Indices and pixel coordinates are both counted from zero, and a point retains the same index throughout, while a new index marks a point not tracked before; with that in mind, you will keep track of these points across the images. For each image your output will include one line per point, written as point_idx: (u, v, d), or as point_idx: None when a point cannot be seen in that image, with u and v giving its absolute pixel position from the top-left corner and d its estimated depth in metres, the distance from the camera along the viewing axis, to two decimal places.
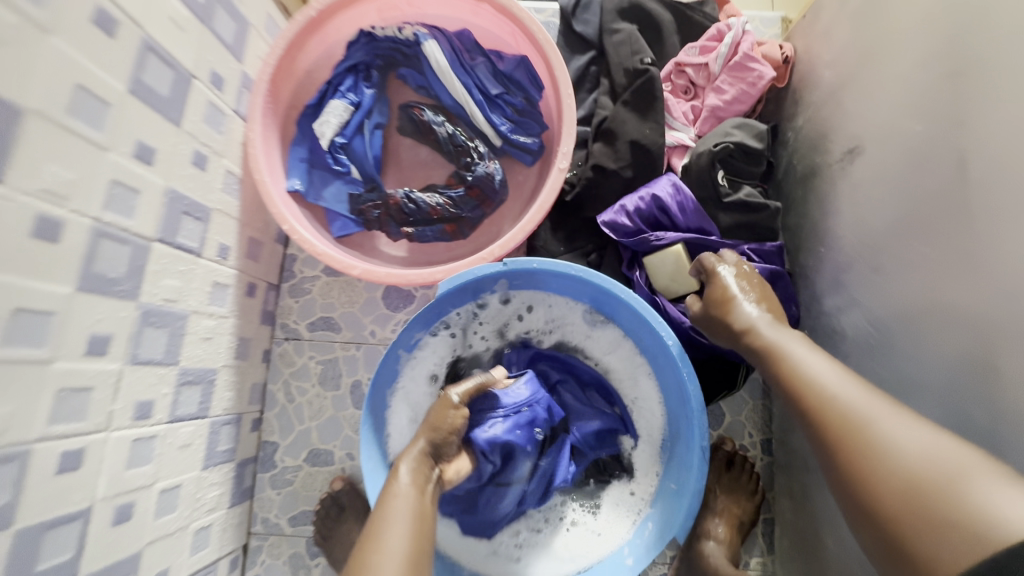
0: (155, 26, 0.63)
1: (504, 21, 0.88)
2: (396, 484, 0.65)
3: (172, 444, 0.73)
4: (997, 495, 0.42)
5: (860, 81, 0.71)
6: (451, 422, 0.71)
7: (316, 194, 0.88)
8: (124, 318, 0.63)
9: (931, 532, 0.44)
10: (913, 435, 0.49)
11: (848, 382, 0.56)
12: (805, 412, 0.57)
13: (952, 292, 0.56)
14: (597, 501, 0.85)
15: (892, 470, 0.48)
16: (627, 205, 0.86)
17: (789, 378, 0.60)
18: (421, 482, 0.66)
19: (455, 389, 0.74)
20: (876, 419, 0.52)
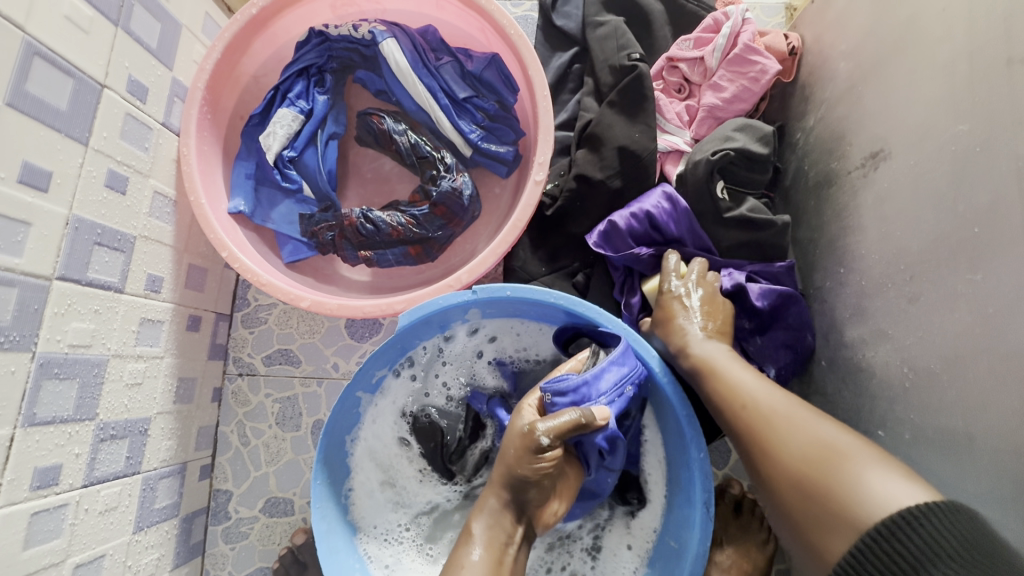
0: (41, 28, 0.54)
1: (471, 15, 0.78)
2: (466, 555, 0.58)
3: (91, 511, 0.63)
4: (870, 477, 0.45)
5: (886, 73, 0.60)
6: (539, 468, 0.60)
7: (264, 215, 0.79)
8: (11, 374, 0.53)
9: (824, 516, 0.46)
10: (815, 426, 0.51)
11: (761, 386, 0.58)
12: (725, 417, 0.59)
13: (1010, 330, 0.45)
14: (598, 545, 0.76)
15: (799, 469, 0.49)
16: (618, 221, 0.75)
17: (713, 385, 0.61)
18: (496, 548, 0.59)
19: (543, 426, 0.59)
20: (777, 417, 0.54)
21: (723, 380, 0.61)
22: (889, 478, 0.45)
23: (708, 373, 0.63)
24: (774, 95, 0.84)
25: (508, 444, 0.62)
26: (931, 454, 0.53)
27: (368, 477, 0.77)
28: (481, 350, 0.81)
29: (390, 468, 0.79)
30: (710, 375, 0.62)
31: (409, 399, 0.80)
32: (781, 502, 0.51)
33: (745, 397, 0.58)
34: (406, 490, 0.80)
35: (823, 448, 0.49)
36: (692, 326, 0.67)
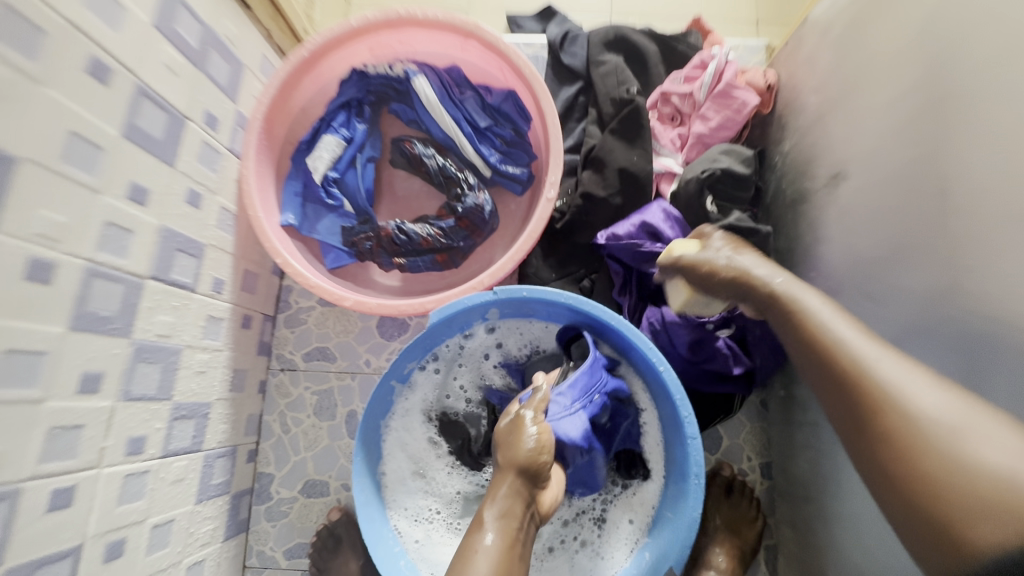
0: (148, 72, 0.65)
1: (491, 56, 0.90)
2: (480, 537, 0.61)
3: (165, 479, 0.73)
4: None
5: (843, 107, 0.72)
6: (536, 443, 0.67)
7: (310, 227, 0.90)
8: (115, 355, 0.64)
9: (975, 503, 0.41)
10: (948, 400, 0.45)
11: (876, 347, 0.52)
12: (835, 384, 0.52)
13: (944, 313, 0.55)
14: (604, 515, 0.85)
15: (923, 438, 0.45)
16: (619, 231, 0.86)
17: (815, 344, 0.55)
18: (511, 529, 0.62)
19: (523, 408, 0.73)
20: (906, 388, 0.47)
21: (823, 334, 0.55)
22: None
23: (801, 325, 0.58)
24: (755, 124, 0.95)
25: (504, 439, 0.69)
26: None
27: (399, 465, 0.86)
28: (490, 351, 0.91)
29: (419, 459, 0.88)
30: (805, 330, 0.57)
31: (433, 395, 0.90)
32: (885, 469, 0.47)
33: (852, 355, 0.52)
34: (435, 480, 0.88)
35: (944, 417, 0.45)
36: (756, 266, 0.65)
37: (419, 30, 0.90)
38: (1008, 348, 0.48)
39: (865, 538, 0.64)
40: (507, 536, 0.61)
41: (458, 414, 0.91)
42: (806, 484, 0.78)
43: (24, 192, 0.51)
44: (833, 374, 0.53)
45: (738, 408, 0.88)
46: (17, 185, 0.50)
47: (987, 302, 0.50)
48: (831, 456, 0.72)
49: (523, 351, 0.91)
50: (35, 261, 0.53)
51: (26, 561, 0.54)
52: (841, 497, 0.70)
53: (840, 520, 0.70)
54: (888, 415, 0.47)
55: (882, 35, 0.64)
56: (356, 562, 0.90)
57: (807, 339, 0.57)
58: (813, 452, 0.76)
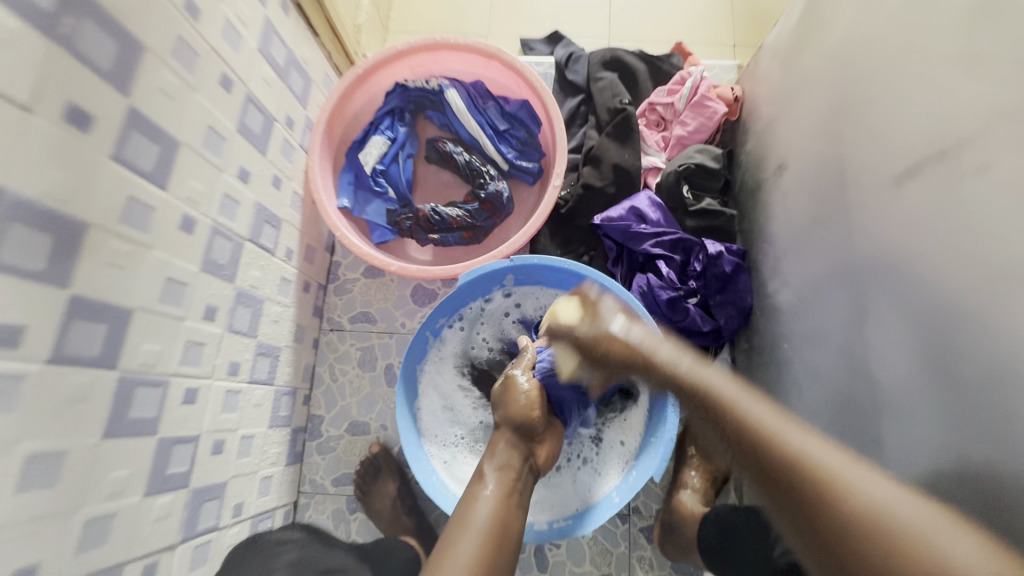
0: (254, 83, 0.86)
1: (510, 73, 1.12)
2: (481, 487, 0.77)
3: (250, 401, 0.93)
4: (951, 541, 0.41)
5: (786, 112, 0.91)
6: (525, 400, 0.87)
7: (361, 209, 1.11)
8: (226, 295, 0.83)
9: None
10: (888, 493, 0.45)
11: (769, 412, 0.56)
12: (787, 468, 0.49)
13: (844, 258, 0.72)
14: (601, 436, 1.04)
15: (872, 521, 0.43)
16: (612, 215, 1.05)
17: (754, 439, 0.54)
18: (506, 481, 0.78)
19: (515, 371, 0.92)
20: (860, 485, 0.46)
21: (767, 430, 0.53)
22: (962, 539, 0.41)
23: (745, 424, 0.55)
24: (726, 129, 1.15)
25: (502, 400, 0.89)
26: (809, 353, 0.81)
27: (431, 401, 1.06)
28: (509, 311, 1.11)
29: (448, 397, 1.08)
30: (764, 437, 0.53)
31: (460, 346, 1.10)
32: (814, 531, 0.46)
33: (772, 430, 0.53)
34: (461, 412, 1.08)
35: (889, 502, 0.44)
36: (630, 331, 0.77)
37: (451, 52, 1.11)
38: (882, 265, 0.65)
39: None
40: (502, 481, 0.78)
41: (480, 361, 1.10)
42: None
43: (182, 168, 0.71)
44: (783, 462, 0.50)
45: (712, 360, 1.06)
46: (180, 162, 0.71)
47: (867, 243, 0.67)
48: (780, 388, 0.90)
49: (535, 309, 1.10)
50: (186, 216, 0.73)
51: (170, 437, 0.73)
52: None
53: None
54: (840, 496, 0.45)
55: (811, 58, 0.84)
56: (393, 484, 1.08)
57: (770, 442, 0.52)
58: (767, 388, 0.94)
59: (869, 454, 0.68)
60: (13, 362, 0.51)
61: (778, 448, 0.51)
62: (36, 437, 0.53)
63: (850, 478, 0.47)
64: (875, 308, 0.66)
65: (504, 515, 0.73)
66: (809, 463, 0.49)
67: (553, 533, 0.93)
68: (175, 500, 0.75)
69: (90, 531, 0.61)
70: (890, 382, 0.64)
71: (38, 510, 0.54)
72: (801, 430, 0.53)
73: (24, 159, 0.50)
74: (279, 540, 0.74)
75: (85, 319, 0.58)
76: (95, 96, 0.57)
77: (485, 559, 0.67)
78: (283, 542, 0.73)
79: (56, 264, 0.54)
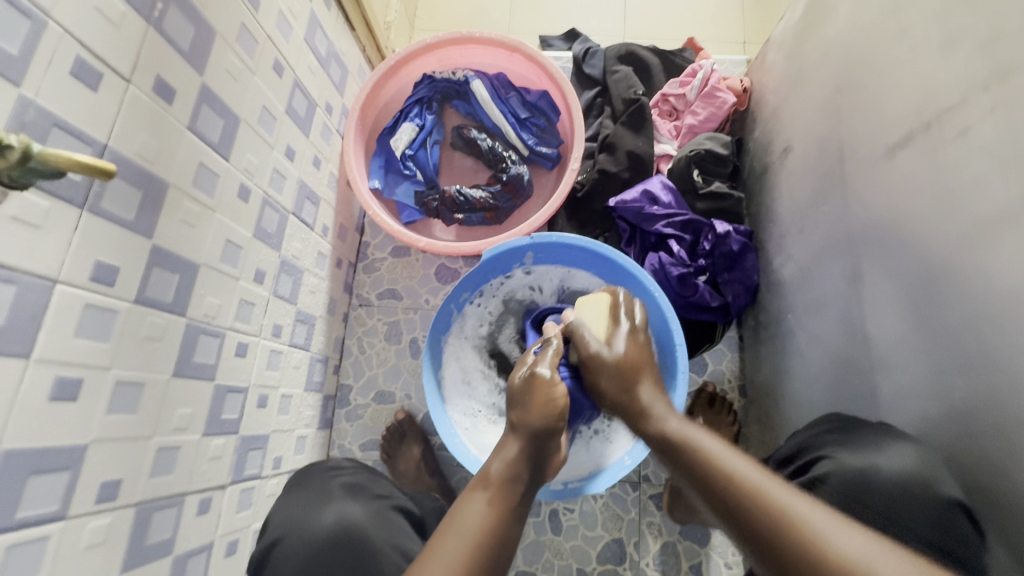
0: (301, 70, 0.95)
1: (531, 65, 1.19)
2: (459, 525, 0.55)
3: (289, 363, 1.00)
4: (874, 555, 0.42)
5: (791, 99, 0.98)
6: (553, 401, 0.71)
7: (390, 191, 1.19)
8: (272, 262, 0.91)
9: None
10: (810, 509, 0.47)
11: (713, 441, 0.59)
12: (720, 492, 0.52)
13: (843, 227, 0.78)
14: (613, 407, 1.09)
15: (795, 535, 0.45)
16: (626, 197, 1.11)
17: (697, 464, 0.56)
18: (510, 480, 0.62)
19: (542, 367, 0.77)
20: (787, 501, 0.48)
21: (713, 456, 0.56)
22: (894, 557, 0.42)
23: (692, 456, 0.58)
24: (735, 119, 1.22)
25: (518, 393, 0.74)
26: (811, 320, 0.87)
27: (453, 372, 1.12)
28: (527, 290, 1.17)
29: (467, 370, 1.14)
30: (710, 465, 0.55)
31: (479, 323, 1.16)
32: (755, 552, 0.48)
33: (720, 458, 0.55)
34: (477, 387, 1.13)
35: (812, 514, 0.46)
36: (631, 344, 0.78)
37: (477, 46, 1.19)
38: (876, 232, 0.71)
39: (803, 406, 0.89)
40: (493, 481, 0.61)
41: (496, 337, 1.17)
42: (768, 386, 1.02)
43: (241, 142, 0.79)
44: (732, 489, 0.51)
45: (720, 336, 1.12)
46: (239, 137, 0.79)
47: (863, 213, 0.74)
48: (784, 357, 0.96)
49: (551, 288, 1.16)
50: (243, 186, 0.81)
51: (224, 385, 0.81)
52: (789, 385, 0.94)
53: (789, 402, 0.94)
54: (767, 515, 0.48)
55: (814, 48, 0.91)
56: (417, 448, 1.14)
57: (712, 473, 0.54)
58: (773, 359, 1.00)
59: (863, 406, 0.74)
60: (110, 296, 0.58)
61: (722, 476, 0.53)
62: (123, 365, 0.61)
63: (783, 499, 0.49)
64: (868, 272, 0.72)
65: (501, 527, 0.56)
66: (750, 487, 0.51)
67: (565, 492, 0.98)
68: (227, 444, 0.82)
69: (160, 458, 0.68)
70: (882, 338, 0.70)
71: (123, 430, 0.61)
72: (744, 453, 0.56)
73: (122, 121, 0.58)
74: (332, 472, 0.81)
75: (163, 267, 0.66)
76: (176, 71, 0.65)
77: (467, 565, 0.52)
78: (336, 474, 0.80)
79: (143, 215, 0.62)
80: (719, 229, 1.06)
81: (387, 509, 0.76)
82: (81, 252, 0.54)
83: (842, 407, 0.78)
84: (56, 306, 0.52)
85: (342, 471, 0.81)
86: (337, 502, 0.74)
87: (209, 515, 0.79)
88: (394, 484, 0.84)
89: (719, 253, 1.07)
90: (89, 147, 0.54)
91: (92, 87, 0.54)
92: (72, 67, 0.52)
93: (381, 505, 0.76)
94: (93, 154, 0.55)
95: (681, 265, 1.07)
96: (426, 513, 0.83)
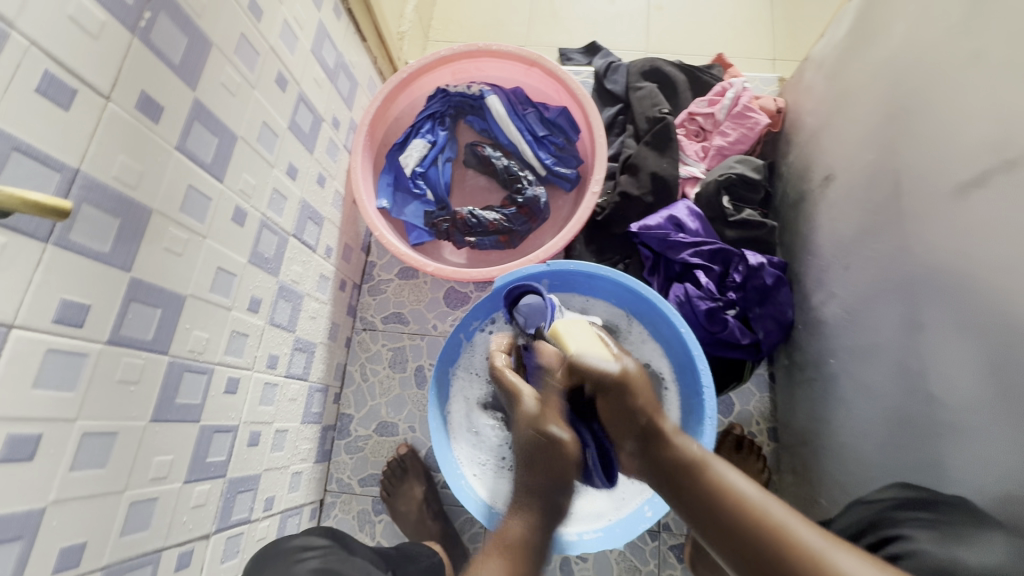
0: (306, 84, 0.89)
1: (550, 80, 1.13)
2: None
3: (285, 396, 0.93)
4: None
5: (832, 123, 0.90)
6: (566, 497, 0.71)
7: (399, 210, 1.12)
8: (269, 289, 0.85)
9: None
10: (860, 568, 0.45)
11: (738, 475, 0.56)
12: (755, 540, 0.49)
13: (902, 269, 0.71)
14: None
15: None
16: (650, 222, 1.03)
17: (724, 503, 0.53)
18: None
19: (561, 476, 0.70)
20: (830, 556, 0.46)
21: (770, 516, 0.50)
22: None
23: (738, 512, 0.52)
24: (768, 141, 1.14)
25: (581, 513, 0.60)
26: (858, 368, 0.79)
27: (459, 408, 1.04)
28: None
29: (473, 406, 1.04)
30: (767, 528, 0.49)
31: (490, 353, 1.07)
32: None
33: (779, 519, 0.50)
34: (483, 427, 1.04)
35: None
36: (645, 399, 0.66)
37: (493, 59, 1.13)
38: (943, 278, 0.63)
39: (847, 461, 0.80)
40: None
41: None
42: (804, 432, 0.93)
43: (237, 161, 0.73)
44: (776, 545, 0.48)
45: (749, 375, 1.04)
46: (235, 156, 0.73)
47: (926, 255, 0.66)
48: (825, 404, 0.88)
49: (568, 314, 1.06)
50: (238, 209, 0.74)
51: (211, 425, 0.74)
52: (831, 436, 0.85)
53: (831, 455, 0.85)
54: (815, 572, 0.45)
55: (862, 69, 0.83)
56: (420, 488, 1.07)
57: (772, 544, 0.48)
58: (811, 404, 0.92)
59: (926, 473, 0.65)
60: (77, 338, 0.52)
61: (786, 543, 0.48)
62: (92, 415, 0.54)
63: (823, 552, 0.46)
64: (933, 324, 0.64)
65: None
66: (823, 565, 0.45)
67: (577, 544, 0.90)
68: (213, 489, 0.75)
69: (134, 513, 0.61)
70: (950, 400, 0.62)
71: (90, 487, 0.55)
72: (805, 517, 0.50)
73: (99, 144, 0.51)
74: (299, 554, 0.74)
75: (143, 301, 0.59)
76: (165, 87, 0.59)
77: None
78: (301, 560, 0.73)
79: (121, 246, 0.55)
80: (750, 261, 0.99)
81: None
82: (42, 292, 0.48)
83: (897, 470, 0.70)
84: (11, 354, 0.46)
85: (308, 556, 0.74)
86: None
87: (189, 569, 0.72)
88: (368, 565, 0.79)
89: (751, 287, 0.99)
90: (58, 174, 0.48)
91: (63, 106, 0.48)
92: (38, 84, 0.46)
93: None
94: (62, 180, 0.49)
95: (709, 298, 0.99)
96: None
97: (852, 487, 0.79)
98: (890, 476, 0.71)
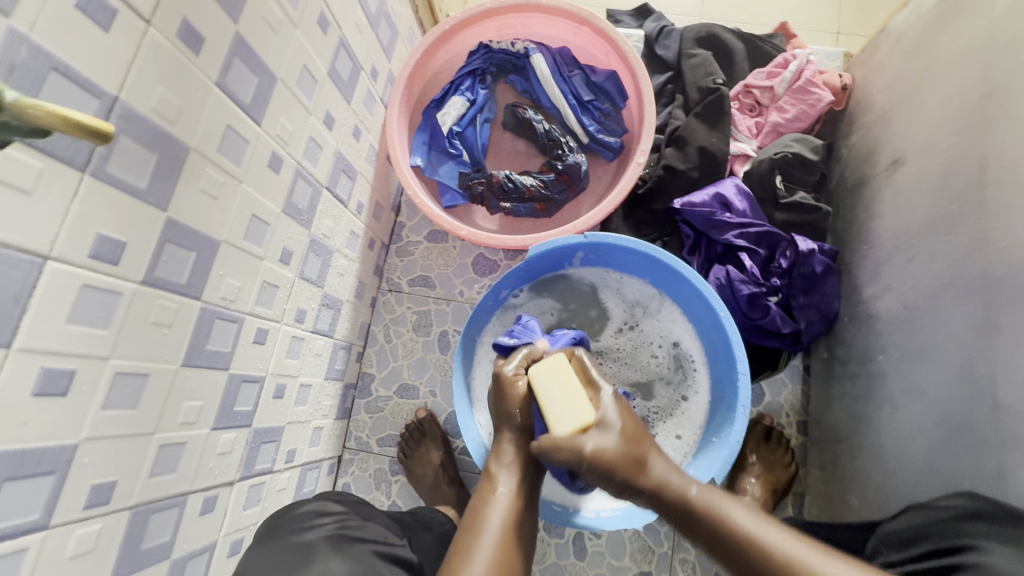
0: (348, 27, 0.84)
1: (601, 41, 1.06)
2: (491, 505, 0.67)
3: (311, 351, 0.93)
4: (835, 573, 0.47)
5: (910, 102, 0.83)
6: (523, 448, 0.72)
7: (433, 170, 1.09)
8: (301, 242, 0.82)
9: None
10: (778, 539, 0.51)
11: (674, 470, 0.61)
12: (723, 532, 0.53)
13: (981, 264, 0.65)
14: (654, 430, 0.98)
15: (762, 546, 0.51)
16: (695, 199, 0.98)
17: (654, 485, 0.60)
18: (525, 463, 0.73)
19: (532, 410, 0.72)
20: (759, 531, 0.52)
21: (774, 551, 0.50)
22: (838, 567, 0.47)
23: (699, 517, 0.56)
24: (828, 119, 1.07)
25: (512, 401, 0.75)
26: (913, 367, 0.75)
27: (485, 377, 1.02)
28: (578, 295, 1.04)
29: None
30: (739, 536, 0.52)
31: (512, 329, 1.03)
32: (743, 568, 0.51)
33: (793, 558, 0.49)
34: None
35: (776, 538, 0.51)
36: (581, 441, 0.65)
37: (541, 15, 1.07)
38: None
39: (888, 463, 0.77)
40: (511, 466, 0.72)
41: None
42: (840, 429, 0.90)
43: (276, 104, 0.70)
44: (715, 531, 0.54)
45: (783, 366, 1.00)
46: (274, 99, 0.69)
47: (1011, 253, 0.61)
48: (868, 403, 0.84)
49: (656, 356, 1.01)
50: (274, 154, 0.71)
51: (239, 374, 0.73)
52: (871, 434, 0.82)
53: (868, 453, 0.82)
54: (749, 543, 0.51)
55: (953, 42, 0.76)
56: (436, 453, 1.06)
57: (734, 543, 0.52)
58: (850, 401, 0.88)
59: (982, 481, 0.62)
60: (112, 276, 0.50)
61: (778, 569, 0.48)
62: (125, 355, 0.53)
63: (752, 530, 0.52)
64: (1009, 331, 0.60)
65: (517, 524, 0.66)
66: None
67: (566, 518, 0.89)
68: (239, 438, 0.75)
69: (162, 456, 0.61)
70: (1019, 410, 0.58)
71: (120, 427, 0.54)
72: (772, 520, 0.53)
73: (138, 73, 0.49)
74: (313, 520, 0.72)
75: (178, 243, 0.57)
76: (208, 17, 0.55)
77: (503, 560, 0.60)
78: (315, 525, 0.71)
79: (157, 183, 0.53)
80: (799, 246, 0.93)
81: (370, 554, 0.68)
82: (79, 225, 0.46)
83: (946, 477, 0.67)
84: (46, 286, 0.44)
85: (321, 522, 0.72)
86: (320, 564, 0.63)
87: (213, 514, 0.72)
88: (385, 530, 0.76)
89: (799, 274, 0.95)
90: (96, 100, 0.46)
91: (102, 26, 0.45)
92: None
93: (360, 548, 0.68)
94: (101, 108, 0.46)
95: (752, 283, 0.94)
96: (422, 556, 0.79)
97: (891, 488, 0.76)
98: (937, 481, 0.68)
